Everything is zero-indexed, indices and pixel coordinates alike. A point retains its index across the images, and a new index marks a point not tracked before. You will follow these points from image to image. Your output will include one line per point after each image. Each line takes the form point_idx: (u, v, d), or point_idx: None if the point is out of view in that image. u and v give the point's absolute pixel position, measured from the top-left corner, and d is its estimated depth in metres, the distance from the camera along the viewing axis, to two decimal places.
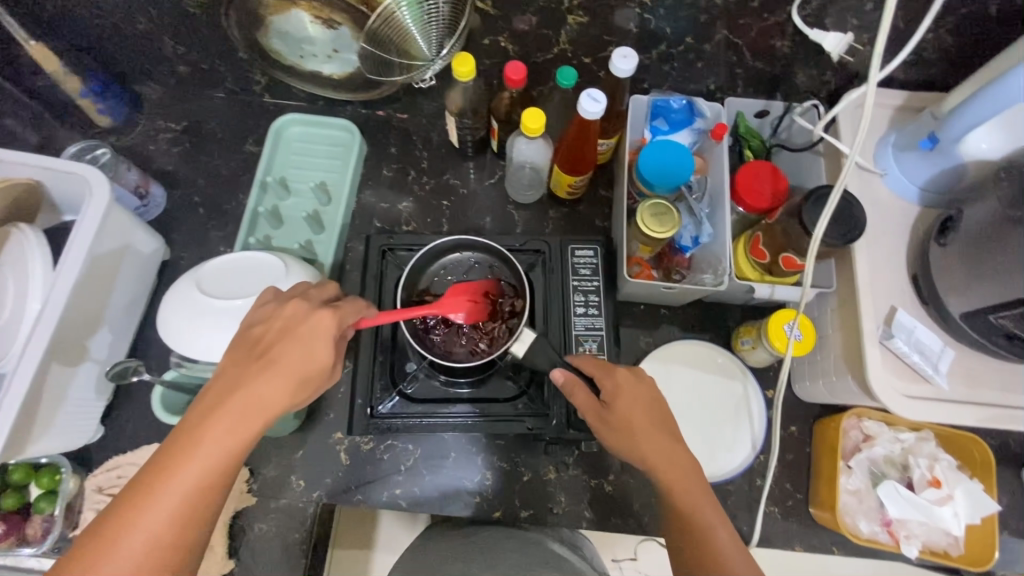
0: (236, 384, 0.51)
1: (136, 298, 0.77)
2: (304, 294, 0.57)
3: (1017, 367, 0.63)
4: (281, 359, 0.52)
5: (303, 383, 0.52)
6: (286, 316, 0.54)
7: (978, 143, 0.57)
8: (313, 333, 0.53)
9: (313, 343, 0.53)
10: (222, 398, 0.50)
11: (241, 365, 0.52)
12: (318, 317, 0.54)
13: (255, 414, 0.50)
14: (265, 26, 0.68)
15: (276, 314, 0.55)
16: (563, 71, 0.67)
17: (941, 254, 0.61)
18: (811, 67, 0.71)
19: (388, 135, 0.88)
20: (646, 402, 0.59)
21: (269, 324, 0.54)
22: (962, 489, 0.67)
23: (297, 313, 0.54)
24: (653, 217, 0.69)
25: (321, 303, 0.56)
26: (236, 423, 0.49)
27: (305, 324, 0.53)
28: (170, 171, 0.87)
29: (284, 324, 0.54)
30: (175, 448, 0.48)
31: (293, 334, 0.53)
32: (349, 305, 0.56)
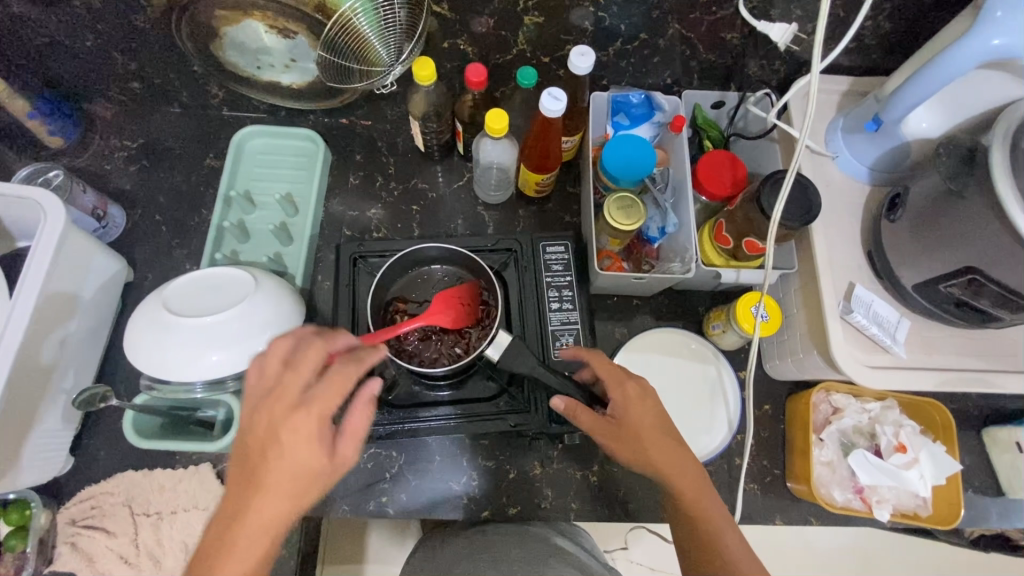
0: (236, 513, 0.47)
1: (101, 322, 0.75)
2: (280, 383, 0.50)
3: (966, 332, 0.67)
4: (271, 478, 0.47)
5: (304, 490, 0.48)
6: (266, 423, 0.49)
7: (919, 123, 0.64)
8: (295, 443, 0.48)
9: (300, 452, 0.48)
10: (225, 532, 0.46)
11: (239, 488, 0.48)
12: (295, 423, 0.48)
13: (265, 537, 0.46)
14: (219, 38, 0.66)
15: (253, 425, 0.49)
16: (523, 71, 0.69)
17: (891, 229, 0.64)
18: (761, 57, 0.74)
19: (352, 142, 0.87)
20: (661, 431, 0.58)
21: (252, 433, 0.49)
22: (926, 451, 0.71)
23: (278, 414, 0.49)
24: (619, 210, 0.71)
25: (299, 396, 0.50)
26: (247, 554, 0.45)
27: (287, 432, 0.48)
28: (128, 191, 0.85)
29: (266, 433, 0.49)
30: None
31: (276, 448, 0.48)
32: (329, 387, 0.50)
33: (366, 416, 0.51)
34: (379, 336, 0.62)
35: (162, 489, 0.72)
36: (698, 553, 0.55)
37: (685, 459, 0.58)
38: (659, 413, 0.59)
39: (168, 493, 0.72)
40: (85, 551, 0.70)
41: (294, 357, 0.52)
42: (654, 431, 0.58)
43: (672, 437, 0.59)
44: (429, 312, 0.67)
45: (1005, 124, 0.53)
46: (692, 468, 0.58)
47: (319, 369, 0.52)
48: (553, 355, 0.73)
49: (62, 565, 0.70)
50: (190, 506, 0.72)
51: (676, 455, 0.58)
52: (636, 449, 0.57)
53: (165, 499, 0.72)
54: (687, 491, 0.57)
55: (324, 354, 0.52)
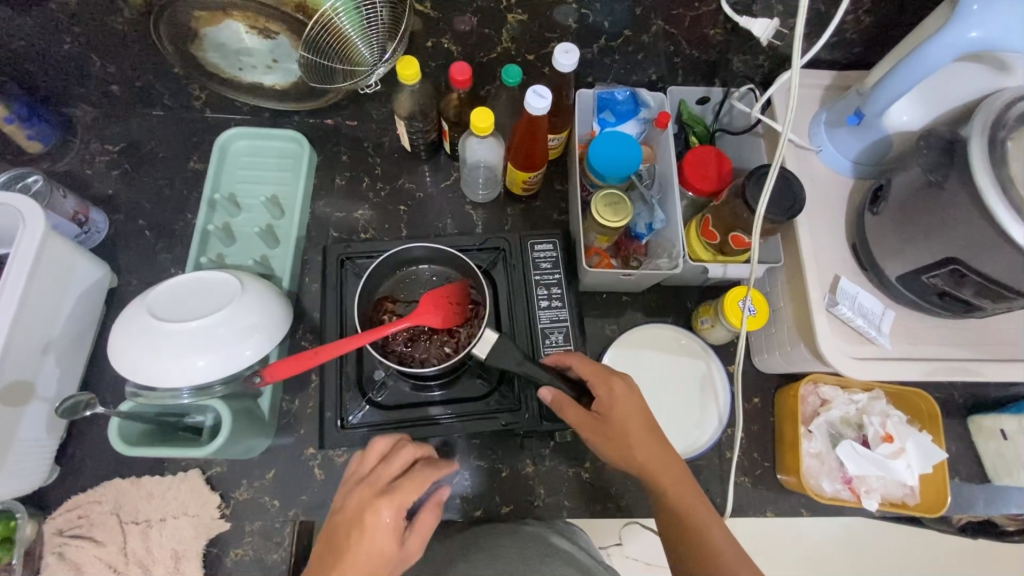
0: None
1: (84, 329, 0.74)
2: (374, 474, 0.55)
3: (950, 321, 0.67)
4: (346, 560, 0.50)
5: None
6: (352, 508, 0.53)
7: (899, 115, 0.64)
8: (376, 530, 0.51)
9: (379, 539, 0.51)
10: None
11: (318, 566, 0.51)
12: (378, 510, 0.51)
13: None
14: (198, 39, 0.65)
15: (343, 507, 0.53)
16: (507, 69, 0.69)
17: (874, 222, 0.65)
18: (745, 52, 0.74)
19: (338, 143, 0.87)
20: (647, 429, 0.60)
21: (339, 517, 0.53)
22: (913, 441, 0.71)
23: (363, 501, 0.53)
24: (607, 207, 0.71)
25: (387, 486, 0.54)
26: None
27: (370, 517, 0.51)
28: (110, 196, 0.84)
29: (351, 515, 0.52)
30: None
31: (356, 532, 0.51)
32: (411, 483, 0.53)
33: (434, 518, 0.56)
34: (366, 337, 0.62)
35: (151, 497, 0.71)
36: (688, 555, 0.55)
37: (668, 457, 0.59)
38: (643, 411, 0.61)
39: (157, 500, 0.71)
40: (73, 561, 0.68)
41: (391, 454, 0.56)
42: (639, 428, 0.60)
43: (656, 434, 0.60)
44: (416, 312, 0.66)
45: (983, 116, 0.54)
46: (678, 468, 0.59)
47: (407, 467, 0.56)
48: (543, 353, 0.73)
49: None
50: (179, 513, 0.71)
51: (657, 453, 0.59)
52: (621, 446, 0.59)
53: (153, 507, 0.71)
54: (670, 489, 0.58)
55: (413, 456, 0.57)
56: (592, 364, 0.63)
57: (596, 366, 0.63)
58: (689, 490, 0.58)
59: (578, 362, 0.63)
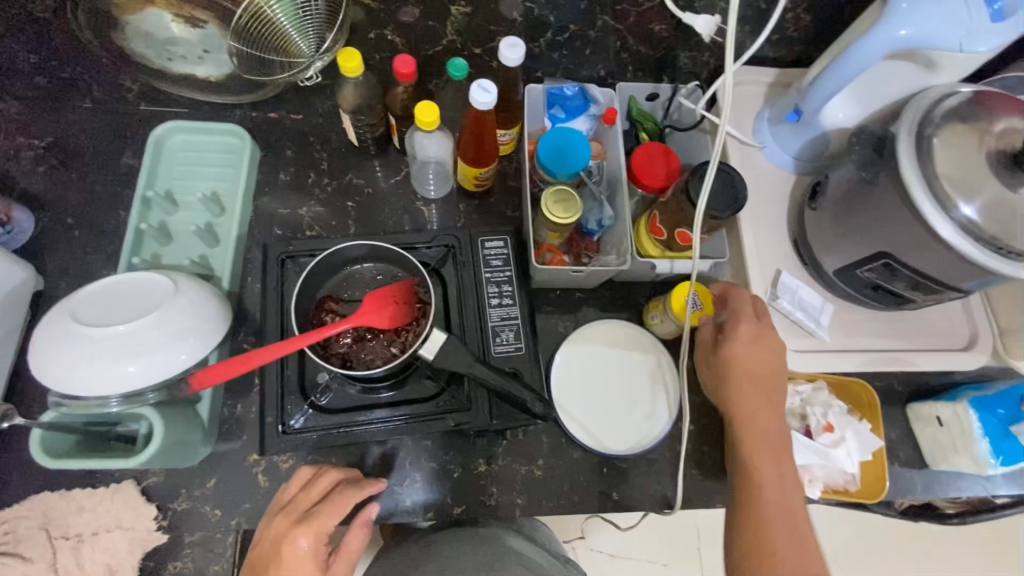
0: None
1: (6, 335, 0.70)
2: (293, 501, 0.59)
3: (886, 313, 0.69)
4: None
5: None
6: (270, 539, 0.57)
7: (834, 113, 0.66)
8: (294, 557, 0.55)
9: (299, 566, 0.55)
10: None
11: None
12: (295, 539, 0.55)
13: None
14: (120, 27, 0.61)
15: (262, 539, 0.57)
16: (453, 63, 0.67)
17: (813, 217, 0.66)
18: (690, 49, 0.76)
19: (283, 138, 0.84)
20: (760, 378, 0.63)
21: (262, 546, 0.57)
22: (852, 430, 0.73)
23: (281, 530, 0.57)
24: (557, 203, 0.70)
25: (305, 513, 0.57)
26: None
27: (288, 546, 0.55)
28: (36, 193, 0.79)
29: (272, 544, 0.56)
30: None
31: (275, 562, 0.55)
32: (328, 510, 0.57)
33: (361, 537, 0.58)
34: (308, 338, 0.61)
35: (82, 510, 0.68)
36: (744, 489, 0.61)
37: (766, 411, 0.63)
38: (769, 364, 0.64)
39: (88, 513, 0.68)
40: None
41: (311, 482, 0.60)
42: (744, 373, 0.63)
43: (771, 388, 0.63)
44: (361, 311, 0.65)
45: (911, 114, 0.56)
46: (770, 418, 0.63)
47: (332, 487, 0.60)
48: (494, 352, 0.72)
49: None
50: (113, 526, 0.67)
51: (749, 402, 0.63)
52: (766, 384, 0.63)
53: (85, 520, 0.68)
54: (758, 432, 0.62)
55: (335, 479, 0.60)
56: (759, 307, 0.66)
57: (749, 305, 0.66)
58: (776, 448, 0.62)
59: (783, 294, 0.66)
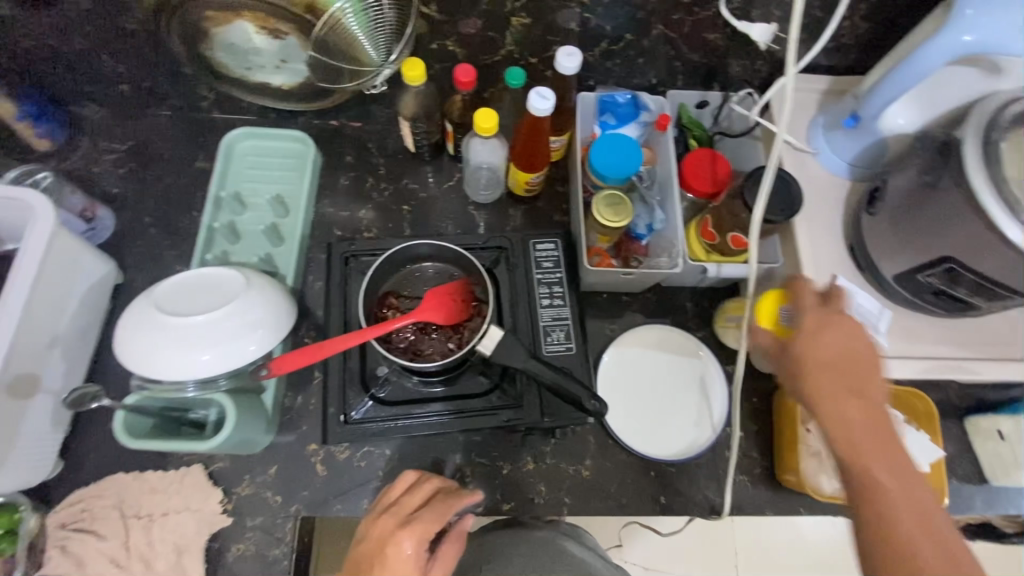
0: None
1: (90, 324, 0.74)
2: (394, 504, 0.61)
3: (946, 321, 0.68)
4: None
5: None
6: (375, 538, 0.58)
7: (895, 118, 0.65)
8: (397, 558, 0.56)
9: (401, 571, 0.56)
10: None
11: None
12: (399, 542, 0.57)
13: None
14: (209, 40, 0.66)
15: (366, 537, 0.59)
16: (511, 71, 0.71)
17: (870, 222, 0.66)
18: (743, 57, 0.76)
19: (343, 144, 0.88)
20: (832, 364, 0.52)
21: (365, 547, 0.58)
22: (910, 437, 0.71)
23: (386, 530, 0.59)
24: (608, 207, 0.72)
25: (407, 518, 0.60)
26: None
27: (392, 548, 0.57)
28: (116, 194, 0.85)
29: (375, 544, 0.58)
30: None
31: (379, 563, 0.56)
32: (429, 516, 0.59)
33: (457, 545, 0.60)
34: (373, 331, 0.64)
35: (153, 492, 0.71)
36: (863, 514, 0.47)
37: (840, 391, 0.51)
38: (846, 349, 0.53)
39: (159, 495, 0.71)
40: (76, 554, 0.69)
41: (411, 489, 0.62)
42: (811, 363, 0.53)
43: (844, 368, 0.52)
44: (423, 307, 0.68)
45: (977, 118, 0.55)
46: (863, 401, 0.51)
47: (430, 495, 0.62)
48: (545, 351, 0.74)
49: (52, 569, 0.68)
50: (182, 508, 0.71)
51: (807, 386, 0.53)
52: (844, 378, 0.52)
53: (157, 501, 0.71)
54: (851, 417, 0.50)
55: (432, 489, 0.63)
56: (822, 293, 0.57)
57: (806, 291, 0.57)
58: (878, 441, 0.49)
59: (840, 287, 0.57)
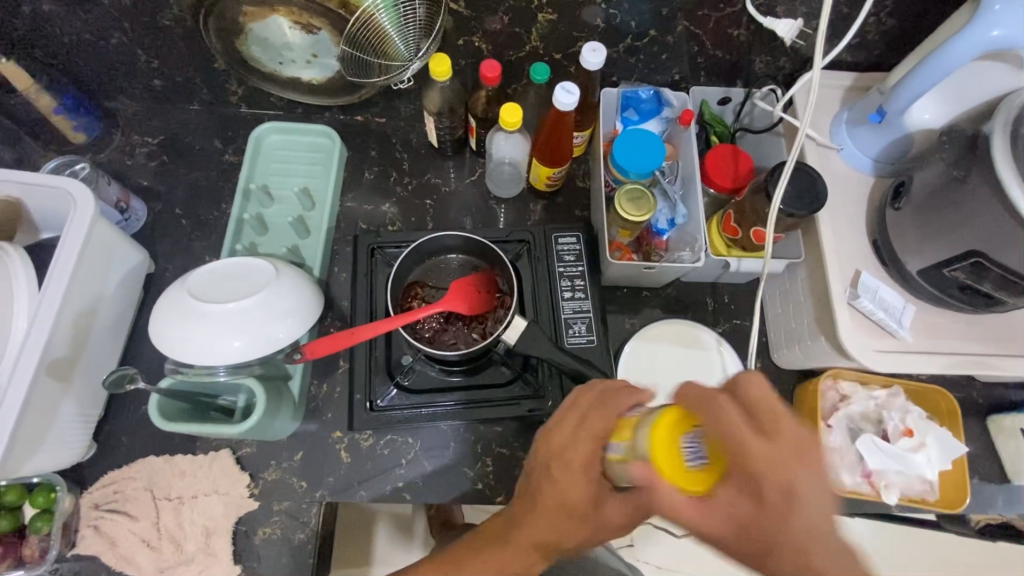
0: (523, 511, 0.56)
1: (124, 311, 0.77)
2: (572, 413, 0.57)
3: (970, 317, 0.68)
4: (544, 494, 0.55)
5: (565, 518, 0.54)
6: (554, 446, 0.56)
7: (920, 114, 0.66)
8: (571, 479, 0.54)
9: (572, 489, 0.54)
10: (515, 522, 0.56)
11: (528, 489, 0.58)
12: (574, 457, 0.54)
13: (539, 543, 0.55)
14: (244, 34, 0.68)
15: (545, 444, 0.57)
16: (536, 67, 0.72)
17: (895, 217, 0.66)
18: (767, 53, 0.76)
19: (368, 139, 0.90)
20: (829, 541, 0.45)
21: (545, 452, 0.56)
22: (933, 436, 0.72)
23: (563, 441, 0.56)
24: (630, 202, 0.73)
25: (580, 436, 0.55)
26: (519, 551, 0.55)
27: (564, 464, 0.54)
28: (147, 186, 0.87)
29: (550, 458, 0.56)
30: (485, 539, 0.58)
31: (553, 476, 0.55)
32: (601, 438, 0.54)
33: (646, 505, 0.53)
34: (399, 320, 0.65)
35: (183, 475, 0.73)
36: None
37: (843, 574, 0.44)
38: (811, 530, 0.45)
39: (189, 478, 0.73)
40: (107, 534, 0.71)
41: (570, 412, 0.57)
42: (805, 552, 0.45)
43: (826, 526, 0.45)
44: (448, 297, 0.69)
45: (1006, 111, 0.55)
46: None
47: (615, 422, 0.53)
48: (566, 343, 0.74)
49: (85, 548, 0.70)
50: (210, 491, 0.73)
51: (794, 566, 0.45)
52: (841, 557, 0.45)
53: (186, 484, 0.73)
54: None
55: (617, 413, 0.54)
56: (770, 405, 0.47)
57: (756, 443, 0.45)
58: None
59: (751, 390, 0.47)
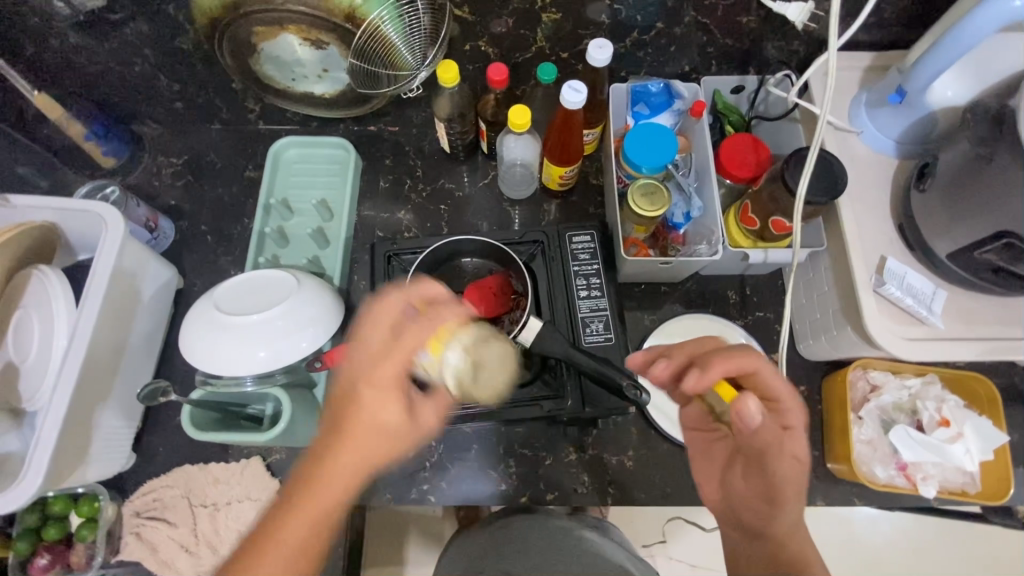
0: (323, 458, 0.49)
1: (157, 326, 0.80)
2: (362, 328, 0.52)
3: (1005, 299, 0.65)
4: (350, 430, 0.49)
5: (390, 443, 0.50)
6: (358, 355, 0.51)
7: (942, 91, 0.64)
8: (374, 392, 0.49)
9: (377, 404, 0.49)
10: (312, 478, 0.48)
11: (323, 431, 0.51)
12: (376, 361, 0.50)
13: (347, 485, 0.49)
14: (257, 54, 0.70)
15: (351, 354, 0.52)
16: (543, 67, 0.71)
17: (921, 199, 0.64)
18: (779, 38, 0.74)
19: (381, 148, 0.91)
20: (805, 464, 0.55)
21: (349, 366, 0.51)
22: (971, 425, 0.70)
23: (366, 353, 0.51)
24: (643, 197, 0.72)
25: (387, 343, 0.50)
26: (327, 500, 0.48)
27: (363, 384, 0.50)
28: (174, 206, 0.90)
29: (347, 382, 0.51)
30: (266, 535, 0.47)
31: (353, 404, 0.50)
32: (411, 339, 0.50)
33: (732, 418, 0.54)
34: None
35: (217, 482, 0.76)
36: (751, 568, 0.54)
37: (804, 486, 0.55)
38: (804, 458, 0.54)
39: (223, 485, 0.75)
40: (149, 541, 0.74)
41: (375, 319, 0.52)
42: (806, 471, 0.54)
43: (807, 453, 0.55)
44: (465, 301, 0.70)
45: None
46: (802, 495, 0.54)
47: (390, 355, 0.50)
48: (584, 342, 0.74)
49: (129, 554, 0.74)
50: (244, 497, 0.75)
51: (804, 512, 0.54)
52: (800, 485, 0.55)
53: (220, 491, 0.75)
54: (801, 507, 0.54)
55: (386, 349, 0.50)
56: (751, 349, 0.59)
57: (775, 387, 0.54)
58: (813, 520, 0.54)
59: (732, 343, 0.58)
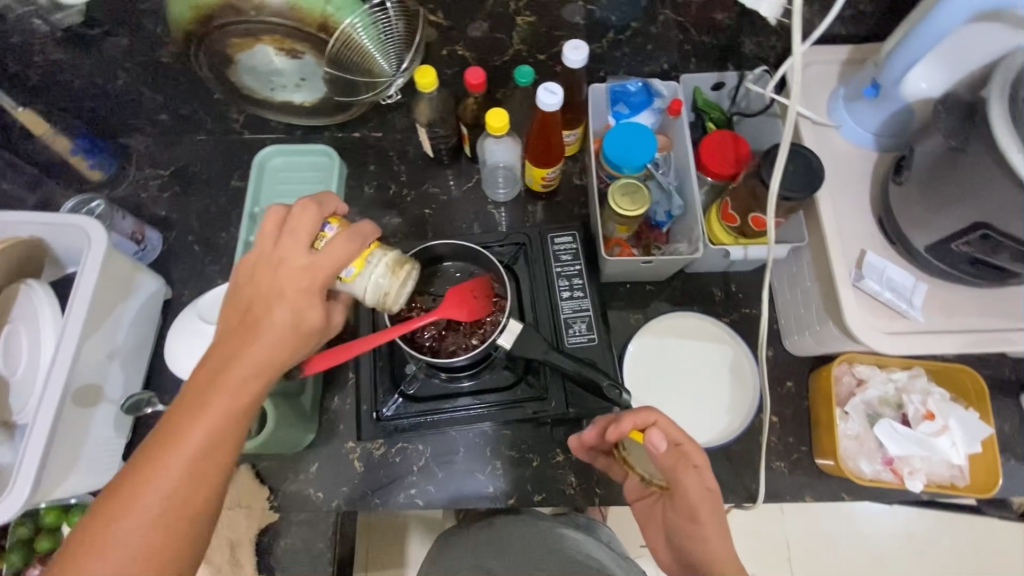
0: (233, 354, 0.52)
1: (145, 337, 0.80)
2: (278, 236, 0.55)
3: (987, 291, 0.65)
4: (266, 323, 0.53)
5: (301, 339, 0.54)
6: (275, 257, 0.54)
7: (918, 82, 0.63)
8: (293, 294, 0.53)
9: (298, 306, 0.53)
10: (223, 369, 0.51)
11: (234, 333, 0.54)
12: (298, 264, 0.53)
13: (259, 377, 0.52)
14: (234, 65, 0.70)
15: (269, 257, 0.54)
16: (519, 71, 0.71)
17: (899, 192, 0.64)
18: (757, 35, 0.74)
19: (366, 154, 0.91)
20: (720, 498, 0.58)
21: (266, 269, 0.54)
22: (955, 417, 0.70)
23: (283, 259, 0.54)
24: (624, 196, 0.71)
25: (307, 254, 0.53)
26: (238, 390, 0.50)
27: (285, 287, 0.53)
28: (163, 217, 0.90)
29: (265, 288, 0.54)
30: (180, 416, 0.49)
31: (269, 303, 0.53)
32: (332, 251, 0.53)
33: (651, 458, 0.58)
34: (374, 340, 0.63)
35: None
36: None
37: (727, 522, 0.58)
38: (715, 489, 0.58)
39: None
40: None
41: (294, 226, 0.54)
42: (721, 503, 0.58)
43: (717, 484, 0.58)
44: (446, 305, 0.69)
45: (1003, 75, 0.52)
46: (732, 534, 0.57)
47: (313, 265, 0.53)
48: (567, 343, 0.74)
49: None
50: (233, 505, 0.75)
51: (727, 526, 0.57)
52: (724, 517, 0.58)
53: None
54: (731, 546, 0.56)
55: (307, 260, 0.53)
56: None
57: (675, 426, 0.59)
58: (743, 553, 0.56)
59: None
